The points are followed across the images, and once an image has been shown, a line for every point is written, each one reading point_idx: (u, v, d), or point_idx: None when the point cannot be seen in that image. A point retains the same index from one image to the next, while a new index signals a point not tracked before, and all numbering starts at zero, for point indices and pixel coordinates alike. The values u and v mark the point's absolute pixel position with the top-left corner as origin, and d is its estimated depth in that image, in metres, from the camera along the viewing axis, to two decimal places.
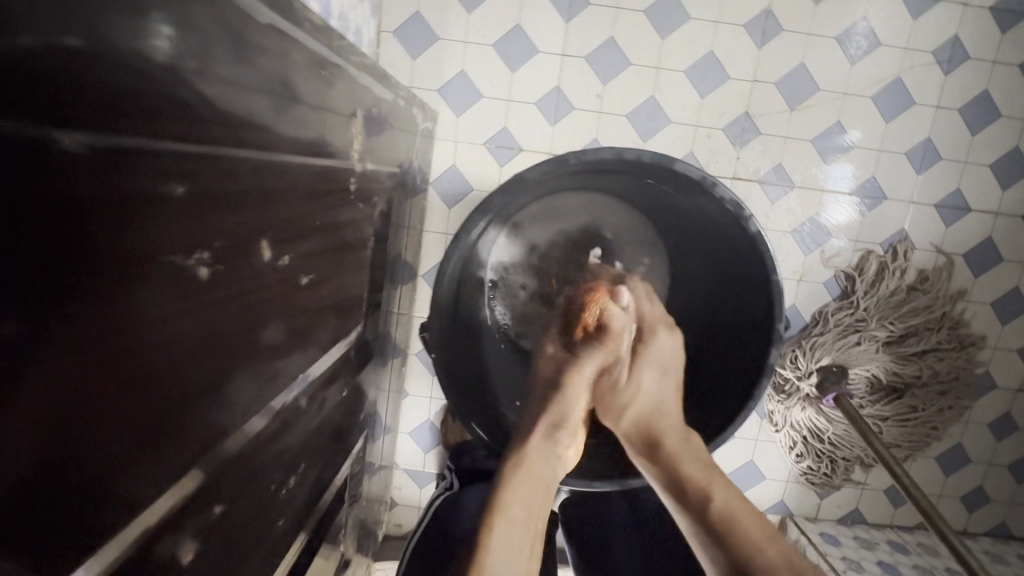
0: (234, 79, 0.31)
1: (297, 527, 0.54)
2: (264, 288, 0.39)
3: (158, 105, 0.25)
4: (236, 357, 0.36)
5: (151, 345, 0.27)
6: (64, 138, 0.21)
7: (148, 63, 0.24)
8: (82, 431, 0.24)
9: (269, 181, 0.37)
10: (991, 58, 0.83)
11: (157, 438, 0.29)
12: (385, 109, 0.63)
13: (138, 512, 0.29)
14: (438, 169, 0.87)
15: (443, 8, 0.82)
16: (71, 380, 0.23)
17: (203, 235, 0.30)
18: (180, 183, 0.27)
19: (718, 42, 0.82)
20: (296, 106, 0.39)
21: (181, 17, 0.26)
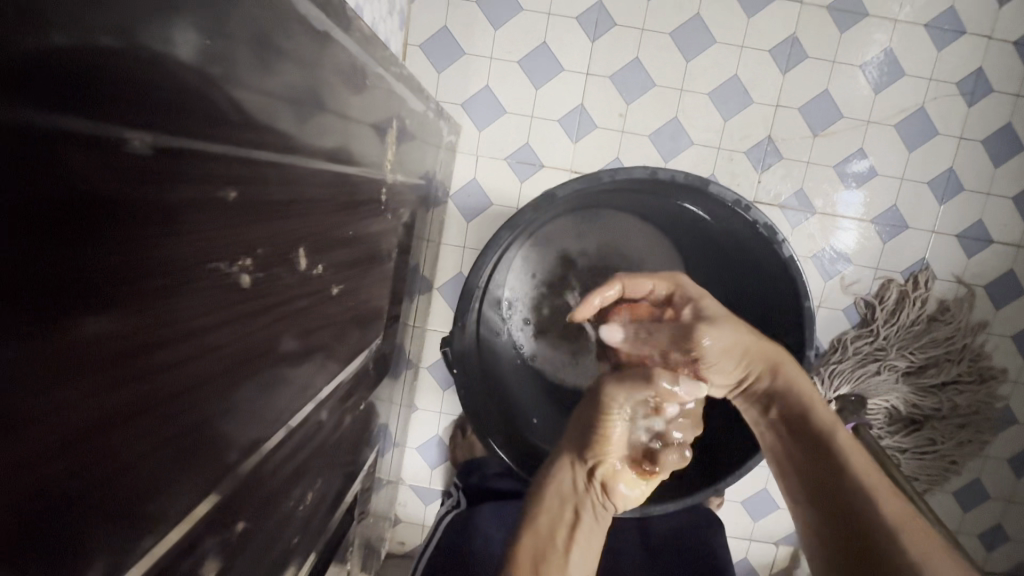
0: (268, 86, 0.30)
1: (311, 545, 0.52)
2: (295, 298, 0.38)
3: (202, 111, 0.25)
4: (265, 369, 0.35)
5: (194, 350, 0.27)
6: (132, 138, 0.21)
7: (184, 69, 0.23)
8: (95, 454, 0.22)
9: (304, 190, 0.36)
10: (1015, 91, 0.83)
11: (193, 448, 0.29)
12: (413, 121, 0.63)
13: (163, 529, 0.28)
14: (459, 182, 0.87)
15: (470, 23, 0.82)
16: (101, 386, 0.22)
17: (245, 242, 0.30)
18: (230, 188, 0.28)
19: (743, 67, 0.82)
20: (330, 115, 0.39)
21: (217, 24, 0.25)
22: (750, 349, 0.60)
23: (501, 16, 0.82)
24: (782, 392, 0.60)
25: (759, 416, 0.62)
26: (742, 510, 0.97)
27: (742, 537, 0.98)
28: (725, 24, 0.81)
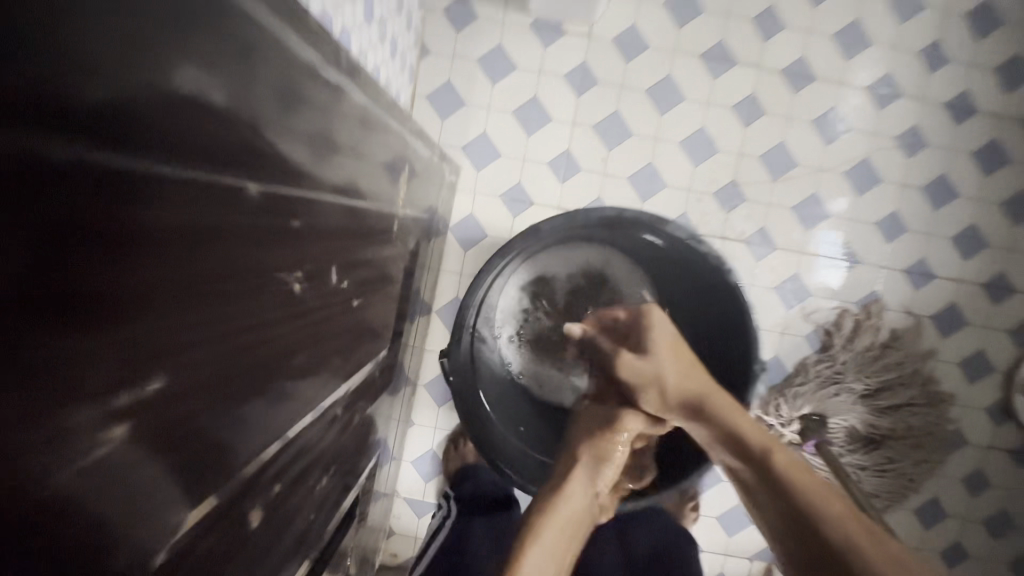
0: (312, 140, 0.39)
1: (318, 534, 0.58)
2: (323, 307, 0.46)
3: (261, 150, 0.31)
4: (304, 366, 0.44)
5: (270, 341, 0.36)
6: (248, 186, 0.30)
7: (252, 121, 0.29)
8: (212, 417, 0.30)
9: (332, 220, 0.45)
10: (946, 146, 0.95)
11: (266, 422, 0.37)
12: (419, 163, 0.73)
13: (243, 483, 0.35)
14: (458, 215, 0.97)
15: (471, 79, 0.94)
16: (212, 366, 0.29)
17: (300, 259, 0.39)
18: (294, 219, 0.37)
19: (709, 120, 0.94)
20: (352, 159, 0.48)
21: (284, 97, 0.34)
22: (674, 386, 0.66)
23: (497, 72, 0.94)
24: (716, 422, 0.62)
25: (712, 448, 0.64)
26: (717, 525, 1.03)
27: (717, 552, 1.04)
28: (693, 84, 0.93)
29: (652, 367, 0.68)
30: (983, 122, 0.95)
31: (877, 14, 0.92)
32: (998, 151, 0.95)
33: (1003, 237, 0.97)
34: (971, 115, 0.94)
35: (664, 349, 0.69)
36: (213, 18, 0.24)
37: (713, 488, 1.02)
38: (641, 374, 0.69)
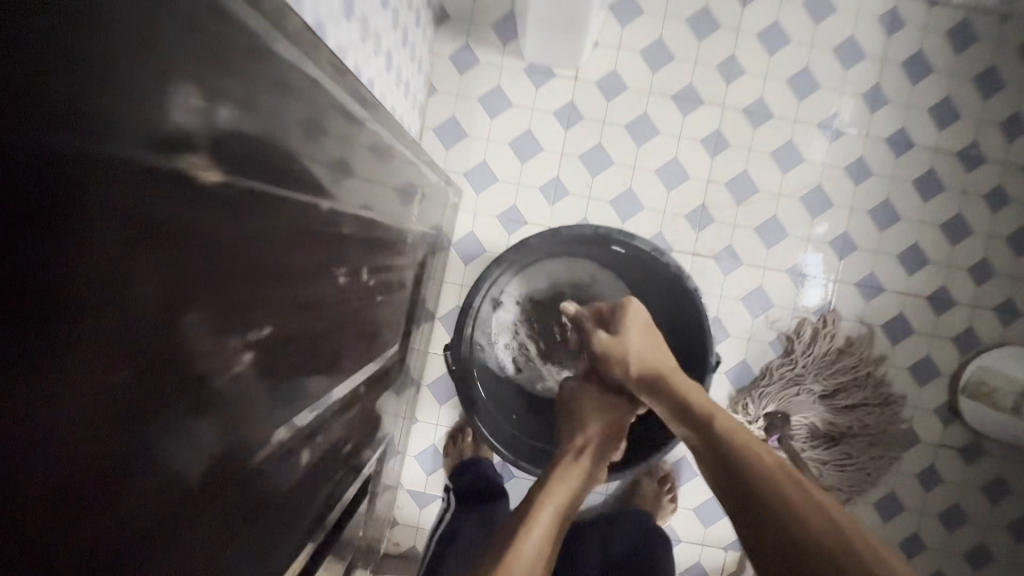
0: (349, 170, 0.51)
1: (338, 499, 0.69)
2: (353, 301, 0.58)
3: (318, 177, 0.43)
4: (338, 346, 0.55)
5: (319, 320, 0.47)
6: (311, 202, 0.42)
7: (314, 157, 0.41)
8: (285, 367, 0.41)
9: (360, 231, 0.57)
10: (889, 174, 1.08)
11: (314, 383, 0.48)
12: (425, 187, 0.85)
13: (298, 428, 0.47)
14: (460, 233, 1.09)
15: (472, 114, 1.08)
16: (287, 329, 0.40)
17: (339, 259, 0.51)
18: (337, 228, 0.49)
19: (680, 151, 1.07)
20: (373, 184, 0.60)
21: (333, 139, 0.46)
22: (640, 361, 0.73)
23: (495, 109, 1.08)
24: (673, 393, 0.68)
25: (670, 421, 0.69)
26: (694, 517, 1.13)
27: (695, 543, 1.13)
28: (666, 120, 1.07)
29: (620, 343, 0.75)
30: (921, 155, 1.08)
31: (824, 62, 1.07)
32: (934, 179, 1.08)
33: (943, 255, 1.09)
34: (909, 148, 1.08)
35: (633, 329, 0.76)
36: (292, 90, 0.37)
37: (690, 482, 1.13)
38: (609, 352, 0.76)
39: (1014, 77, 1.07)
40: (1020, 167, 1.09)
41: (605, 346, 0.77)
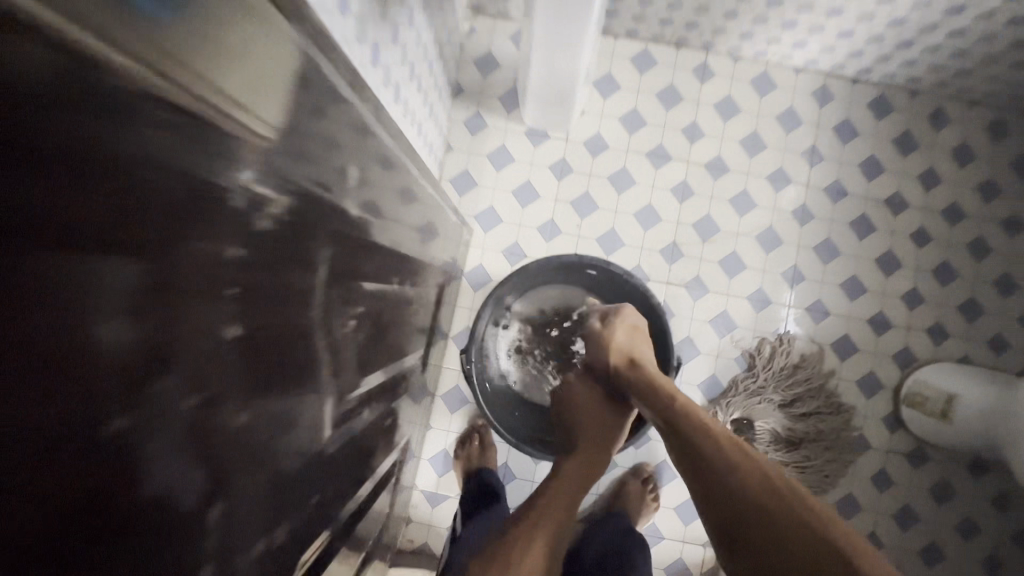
0: (393, 210, 0.71)
1: (370, 472, 0.85)
2: (391, 307, 0.77)
3: (378, 214, 0.63)
4: (380, 339, 0.73)
5: (373, 315, 0.66)
6: (376, 230, 0.62)
7: (377, 201, 0.61)
8: (358, 342, 0.60)
9: (398, 255, 0.77)
10: (828, 217, 1.30)
11: (366, 362, 0.67)
12: (441, 226, 1.05)
13: (357, 392, 0.64)
14: (470, 265, 1.30)
15: (481, 167, 1.30)
16: (360, 315, 0.59)
17: (386, 273, 0.70)
18: (386, 250, 0.69)
19: (654, 198, 1.30)
20: (405, 221, 0.80)
21: (386, 189, 0.66)
22: (621, 353, 0.90)
23: (501, 163, 1.31)
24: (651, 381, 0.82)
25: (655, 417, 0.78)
26: (674, 515, 1.27)
27: (676, 539, 1.27)
28: (641, 172, 1.30)
29: (608, 336, 0.93)
30: (854, 202, 1.30)
31: (770, 128, 1.31)
32: (866, 222, 1.30)
33: (879, 285, 1.29)
34: (844, 196, 1.30)
35: (621, 326, 0.94)
36: (369, 158, 0.57)
37: (670, 483, 1.28)
38: (601, 343, 0.94)
39: (926, 141, 1.31)
40: (938, 213, 1.31)
41: (597, 337, 0.94)
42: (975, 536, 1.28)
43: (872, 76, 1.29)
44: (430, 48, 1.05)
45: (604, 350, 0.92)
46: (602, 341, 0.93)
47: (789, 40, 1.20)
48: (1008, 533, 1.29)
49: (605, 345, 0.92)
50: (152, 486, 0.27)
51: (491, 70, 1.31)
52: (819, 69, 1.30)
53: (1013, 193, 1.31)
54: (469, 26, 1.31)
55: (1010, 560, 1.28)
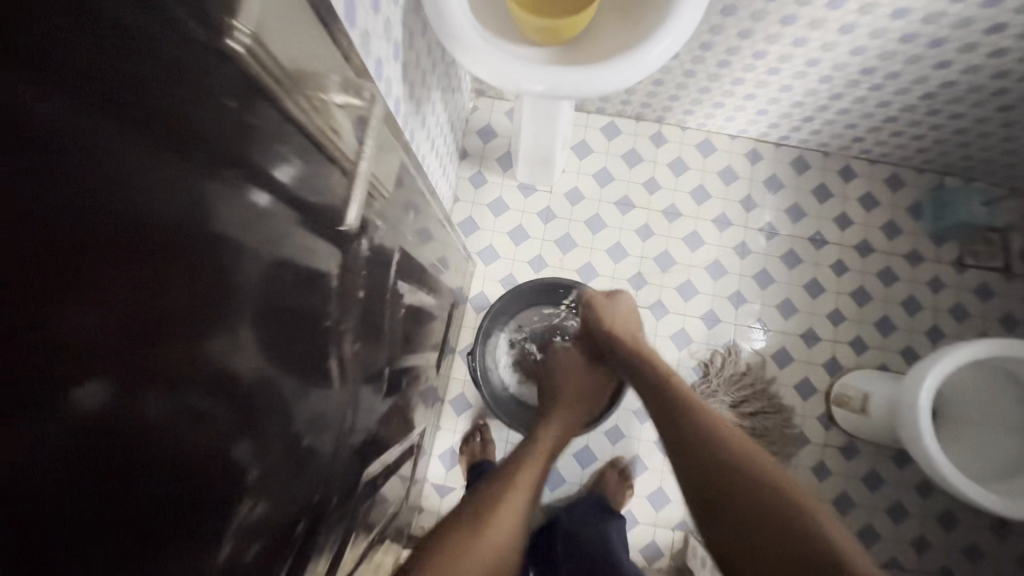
0: (417, 244, 1.01)
1: (398, 444, 1.10)
2: (415, 314, 1.05)
3: (409, 245, 0.92)
4: (407, 336, 1.01)
5: (404, 315, 0.95)
6: (409, 256, 0.91)
7: (410, 236, 0.91)
8: (397, 331, 0.88)
9: (420, 276, 1.06)
10: (763, 251, 1.61)
11: (399, 349, 0.94)
12: (451, 259, 1.35)
13: (393, 369, 0.91)
14: (473, 293, 1.59)
15: (482, 214, 1.62)
16: (398, 312, 0.87)
17: (413, 288, 0.99)
18: (414, 271, 0.98)
19: (622, 237, 1.61)
20: (425, 252, 1.10)
21: (414, 229, 0.96)
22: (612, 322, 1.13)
23: (498, 210, 1.62)
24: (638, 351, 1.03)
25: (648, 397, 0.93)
26: (647, 502, 1.50)
27: (649, 524, 1.49)
28: (611, 217, 1.62)
29: (605, 305, 1.16)
30: (784, 239, 1.61)
31: (713, 181, 1.63)
32: (794, 256, 1.60)
33: (807, 306, 1.58)
34: (775, 235, 1.61)
35: (616, 302, 1.18)
36: (405, 208, 0.87)
37: (643, 474, 1.51)
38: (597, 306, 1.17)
39: (838, 191, 1.64)
40: (852, 248, 1.62)
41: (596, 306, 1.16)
42: (904, 519, 1.51)
43: (791, 141, 1.63)
44: (444, 125, 1.38)
45: (600, 315, 1.14)
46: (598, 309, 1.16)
47: (721, 115, 1.55)
48: (931, 516, 1.51)
49: (601, 313, 1.15)
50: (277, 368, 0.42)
51: (490, 138, 1.65)
52: (749, 137, 1.64)
53: (911, 231, 1.62)
54: (472, 105, 1.66)
55: (935, 540, 1.50)
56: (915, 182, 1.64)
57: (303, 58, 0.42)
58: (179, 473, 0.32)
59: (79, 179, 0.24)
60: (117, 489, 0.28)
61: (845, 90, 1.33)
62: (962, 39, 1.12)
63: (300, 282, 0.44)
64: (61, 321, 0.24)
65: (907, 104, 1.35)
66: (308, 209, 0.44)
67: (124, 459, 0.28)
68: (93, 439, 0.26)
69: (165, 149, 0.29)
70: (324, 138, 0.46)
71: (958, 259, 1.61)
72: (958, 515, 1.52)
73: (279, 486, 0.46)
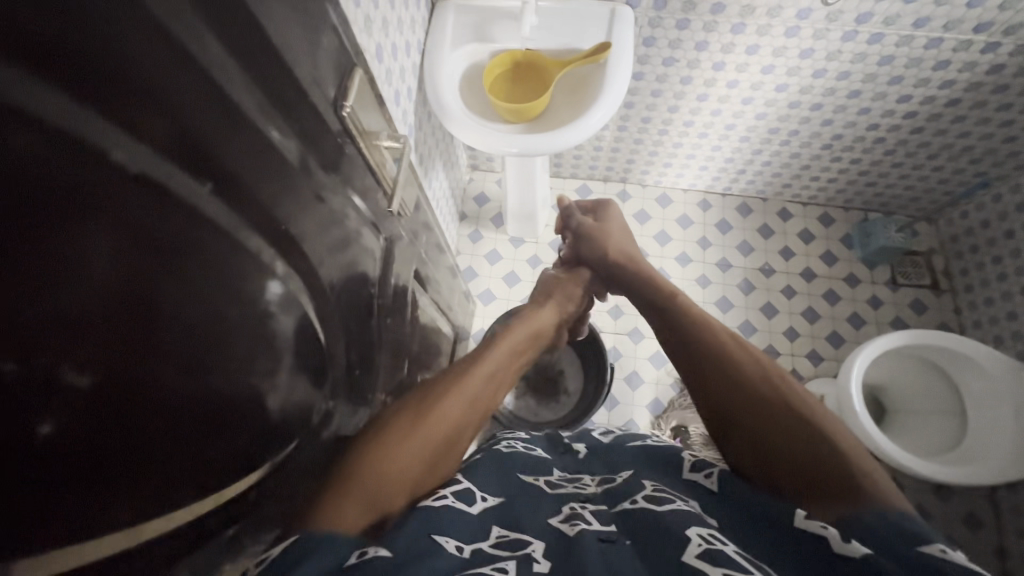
0: (429, 277, 1.29)
1: None
2: (427, 332, 1.30)
3: (421, 274, 1.20)
4: (422, 349, 1.25)
5: (419, 329, 1.20)
6: (419, 284, 1.19)
7: (420, 264, 1.19)
8: (412, 337, 1.13)
9: (431, 302, 1.32)
10: (722, 282, 1.88)
11: (415, 355, 1.18)
12: (455, 295, 1.61)
13: (411, 370, 1.15)
14: (475, 329, 1.84)
15: (480, 263, 1.91)
16: (414, 321, 1.13)
17: (425, 310, 1.25)
18: (425, 296, 1.25)
19: None
20: (436, 284, 1.37)
21: (424, 262, 1.24)
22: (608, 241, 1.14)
23: (493, 259, 1.92)
24: (632, 274, 1.05)
25: (658, 320, 0.92)
26: None
27: None
28: None
29: (609, 219, 1.20)
30: (739, 272, 1.89)
31: (672, 226, 1.94)
32: (748, 283, 1.88)
33: (766, 326, 1.82)
34: (730, 268, 1.89)
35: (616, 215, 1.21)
36: (418, 243, 1.15)
37: None
38: (592, 233, 1.17)
39: (779, 229, 1.94)
40: (797, 274, 1.88)
41: (593, 223, 1.19)
42: None
43: (734, 190, 1.96)
44: (446, 190, 1.72)
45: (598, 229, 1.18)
46: (592, 224, 1.19)
47: (671, 173, 1.89)
48: None
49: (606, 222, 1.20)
50: (272, 294, 0.54)
51: (484, 203, 1.99)
52: (699, 189, 1.98)
53: (847, 258, 1.90)
54: (469, 177, 2.03)
55: None
56: (844, 218, 1.94)
57: (375, 131, 0.74)
58: (174, 359, 0.42)
59: (175, 148, 0.39)
60: (129, 357, 0.38)
61: (761, 146, 1.67)
62: (834, 103, 1.45)
63: (352, 253, 0.71)
64: (110, 216, 0.35)
65: (814, 154, 1.68)
66: (362, 208, 0.72)
67: (135, 333, 0.38)
68: (117, 314, 0.36)
69: (296, 157, 0.54)
70: (386, 179, 0.78)
71: (892, 278, 1.86)
72: (929, 510, 1.61)
73: (337, 390, 0.72)
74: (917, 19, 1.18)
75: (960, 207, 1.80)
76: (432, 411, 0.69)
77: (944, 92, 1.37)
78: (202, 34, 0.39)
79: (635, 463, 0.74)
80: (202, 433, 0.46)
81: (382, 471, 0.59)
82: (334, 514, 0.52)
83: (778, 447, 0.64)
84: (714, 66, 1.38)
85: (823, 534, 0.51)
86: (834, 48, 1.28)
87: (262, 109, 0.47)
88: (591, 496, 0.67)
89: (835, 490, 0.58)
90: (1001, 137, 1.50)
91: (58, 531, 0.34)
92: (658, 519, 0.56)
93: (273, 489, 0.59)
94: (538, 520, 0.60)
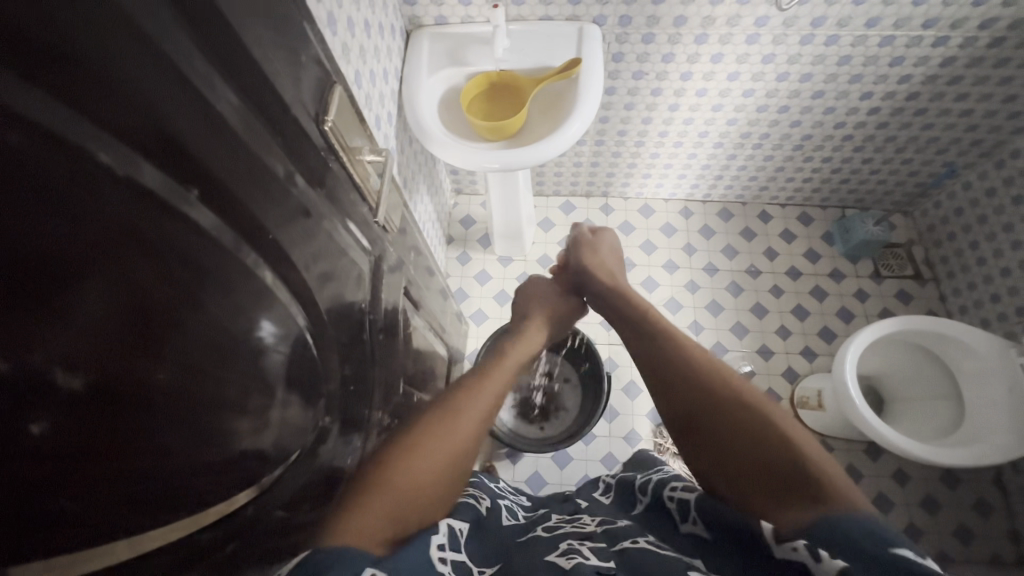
0: (421, 297, 1.30)
1: None
2: (422, 352, 1.29)
3: (413, 294, 1.21)
4: (417, 369, 1.24)
5: (413, 349, 1.20)
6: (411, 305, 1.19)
7: (411, 283, 1.20)
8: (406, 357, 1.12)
9: (425, 323, 1.32)
10: (709, 286, 1.90)
11: (410, 376, 1.17)
12: (448, 315, 1.61)
13: (407, 391, 1.14)
14: (469, 350, 1.83)
15: (471, 284, 1.93)
16: (407, 341, 1.13)
17: (418, 331, 1.25)
18: (417, 317, 1.25)
19: None
20: (427, 305, 1.37)
21: (415, 283, 1.25)
22: (602, 258, 1.16)
23: (484, 279, 1.93)
24: (607, 290, 1.07)
25: (633, 335, 0.94)
26: None
27: None
28: None
29: (601, 235, 1.21)
30: (726, 275, 1.91)
31: (657, 235, 1.97)
32: (736, 285, 1.90)
33: (757, 326, 1.84)
34: (717, 271, 1.92)
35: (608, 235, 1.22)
36: (406, 262, 1.17)
37: None
38: (585, 245, 1.18)
39: (761, 231, 1.98)
40: (783, 274, 1.91)
41: (589, 237, 1.20)
42: (892, 508, 1.58)
43: (714, 197, 2.01)
44: (432, 214, 1.74)
45: (596, 243, 1.18)
46: (585, 237, 1.20)
47: (651, 184, 1.94)
48: (914, 502, 1.59)
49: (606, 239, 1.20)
50: (267, 311, 0.54)
51: (471, 225, 2.02)
52: (679, 198, 2.02)
53: (829, 254, 1.93)
54: (454, 202, 2.06)
55: (927, 527, 1.56)
56: (823, 216, 1.99)
57: (358, 148, 0.76)
58: (167, 369, 0.41)
59: (167, 158, 0.40)
60: (122, 366, 0.37)
61: (735, 151, 1.72)
62: (800, 105, 1.51)
63: (342, 268, 0.72)
64: (103, 221, 0.35)
65: (787, 155, 1.73)
66: (348, 222, 0.73)
67: (127, 343, 0.38)
68: (109, 321, 0.36)
69: (282, 171, 0.55)
70: (371, 197, 0.80)
71: (875, 271, 1.90)
72: (939, 499, 1.60)
73: (333, 410, 0.71)
74: (869, 20, 1.25)
75: (933, 197, 1.86)
76: (445, 433, 0.70)
77: (903, 87, 1.43)
78: (192, 48, 0.41)
79: (635, 518, 0.72)
80: (195, 447, 0.45)
81: (408, 483, 0.60)
82: (358, 526, 0.51)
83: (760, 449, 0.63)
84: (682, 76, 1.43)
85: (795, 557, 0.50)
86: (794, 52, 1.33)
87: (249, 125, 0.49)
88: (592, 533, 0.65)
89: (797, 492, 0.57)
90: (962, 126, 1.55)
91: (42, 542, 0.33)
92: (667, 563, 0.55)
93: (267, 518, 0.57)
94: (534, 562, 0.58)
